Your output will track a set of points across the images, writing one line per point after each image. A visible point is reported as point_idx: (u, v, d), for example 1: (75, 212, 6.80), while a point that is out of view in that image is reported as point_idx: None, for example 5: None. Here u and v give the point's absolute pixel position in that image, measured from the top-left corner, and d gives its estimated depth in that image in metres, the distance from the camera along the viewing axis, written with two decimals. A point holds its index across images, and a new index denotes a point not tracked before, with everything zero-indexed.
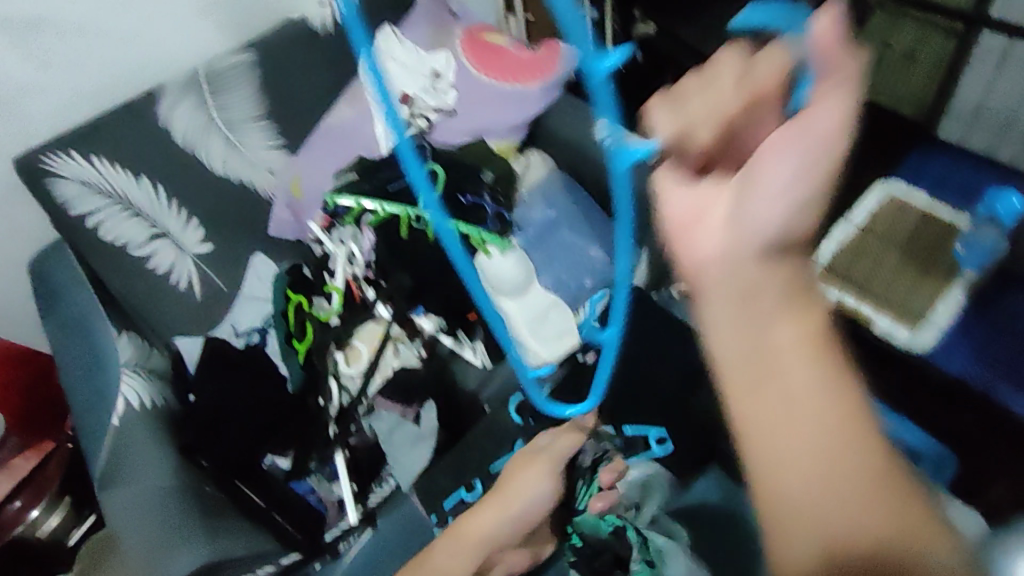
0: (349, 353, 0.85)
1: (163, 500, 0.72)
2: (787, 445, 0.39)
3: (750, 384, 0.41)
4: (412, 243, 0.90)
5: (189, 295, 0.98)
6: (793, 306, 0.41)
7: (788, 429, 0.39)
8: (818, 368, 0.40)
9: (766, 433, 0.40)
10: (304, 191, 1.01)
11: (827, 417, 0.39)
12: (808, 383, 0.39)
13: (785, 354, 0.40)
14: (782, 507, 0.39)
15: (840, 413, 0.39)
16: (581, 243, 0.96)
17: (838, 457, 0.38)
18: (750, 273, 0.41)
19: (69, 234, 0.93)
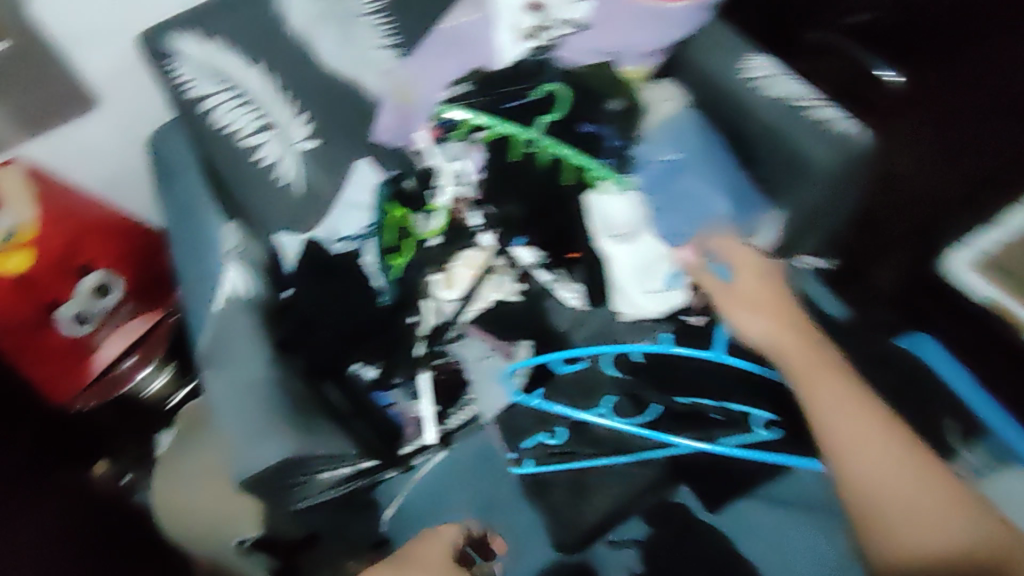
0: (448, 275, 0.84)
1: (260, 389, 0.75)
2: (875, 487, 0.70)
3: (828, 402, 0.74)
4: (521, 167, 0.84)
5: (290, 192, 0.94)
6: (810, 358, 0.77)
7: (868, 447, 0.72)
8: (857, 412, 0.73)
9: (882, 467, 0.71)
10: (414, 98, 0.96)
11: (898, 471, 0.71)
12: (849, 425, 0.73)
13: (848, 395, 0.74)
14: (883, 517, 0.70)
15: (887, 447, 0.72)
16: (704, 191, 0.87)
17: (916, 496, 0.70)
18: (830, 363, 0.76)
19: (186, 115, 0.94)
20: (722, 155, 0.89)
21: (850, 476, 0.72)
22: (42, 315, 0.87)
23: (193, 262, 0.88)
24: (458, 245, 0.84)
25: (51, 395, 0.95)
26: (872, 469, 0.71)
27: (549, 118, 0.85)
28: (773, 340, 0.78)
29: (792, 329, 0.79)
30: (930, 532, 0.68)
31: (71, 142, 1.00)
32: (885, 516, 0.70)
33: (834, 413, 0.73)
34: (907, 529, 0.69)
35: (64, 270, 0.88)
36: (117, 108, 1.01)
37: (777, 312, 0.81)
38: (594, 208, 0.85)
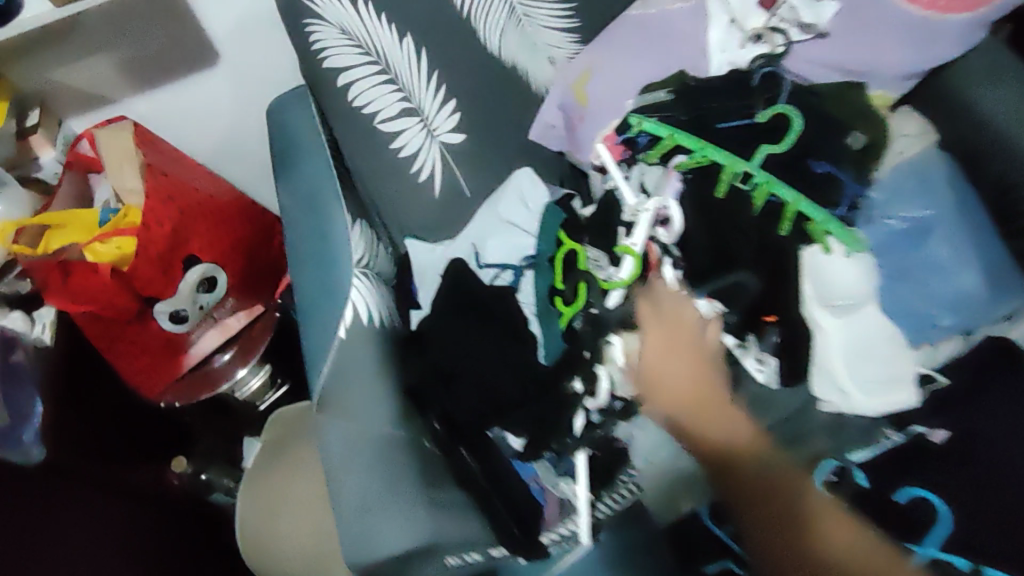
0: (633, 346, 0.66)
1: (382, 449, 0.64)
2: (719, 443, 0.59)
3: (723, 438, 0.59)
4: (729, 208, 0.68)
5: (429, 192, 0.81)
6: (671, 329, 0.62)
7: (724, 416, 0.60)
8: (692, 364, 0.62)
9: (713, 425, 0.60)
10: (591, 99, 0.78)
11: (723, 419, 0.60)
12: (684, 373, 0.61)
13: (695, 357, 0.62)
14: (746, 504, 0.57)
15: (711, 390, 0.60)
16: (954, 261, 0.67)
17: (759, 463, 0.58)
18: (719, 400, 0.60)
19: (319, 87, 0.79)
20: (980, 217, 0.69)
21: (688, 424, 0.60)
22: (139, 309, 0.75)
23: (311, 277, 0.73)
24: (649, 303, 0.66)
25: (141, 390, 0.83)
26: (705, 421, 0.59)
27: (769, 150, 0.67)
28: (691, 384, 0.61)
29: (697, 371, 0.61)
30: (832, 527, 0.54)
31: (186, 105, 0.88)
32: (740, 497, 0.57)
33: (656, 354, 0.62)
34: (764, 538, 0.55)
35: (166, 261, 0.74)
36: (242, 72, 0.87)
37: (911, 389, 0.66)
38: (812, 267, 0.67)
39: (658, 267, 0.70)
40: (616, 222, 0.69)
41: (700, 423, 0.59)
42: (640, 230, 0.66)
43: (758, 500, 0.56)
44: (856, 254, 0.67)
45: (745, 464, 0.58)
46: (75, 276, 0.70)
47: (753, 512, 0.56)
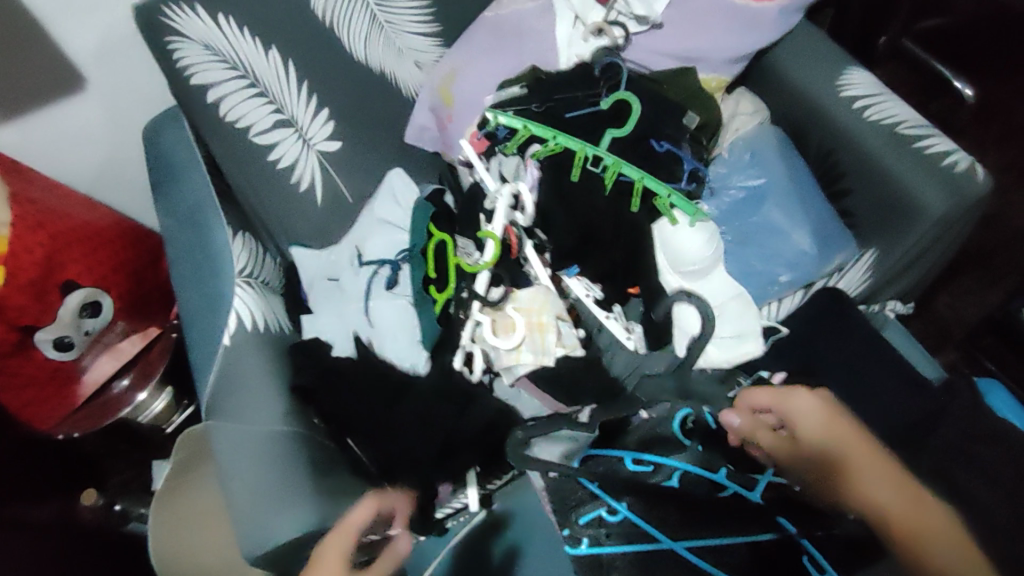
0: (502, 323, 0.73)
1: (274, 446, 0.67)
2: (862, 497, 0.57)
3: (875, 478, 0.58)
4: (583, 191, 0.74)
5: (310, 200, 0.83)
6: (749, 420, 0.66)
7: (881, 477, 0.58)
8: (841, 424, 0.63)
9: (874, 484, 0.57)
10: (457, 99, 0.81)
11: (878, 483, 0.57)
12: (833, 441, 0.62)
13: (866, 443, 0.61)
14: (846, 471, 0.59)
15: (873, 450, 0.61)
16: (787, 223, 0.75)
17: (924, 523, 0.54)
18: (859, 440, 0.61)
19: (189, 105, 0.79)
20: (807, 184, 0.76)
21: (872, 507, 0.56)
22: (17, 340, 0.74)
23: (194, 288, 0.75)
24: (512, 281, 0.75)
25: (33, 425, 0.83)
26: (827, 472, 0.61)
27: (611, 135, 0.73)
28: (833, 436, 0.62)
29: (847, 428, 0.63)
30: (938, 536, 0.53)
31: (53, 134, 0.86)
32: (821, 466, 0.61)
33: (795, 414, 0.64)
34: (876, 504, 0.56)
35: (40, 287, 0.73)
36: (109, 96, 0.87)
37: (826, 434, 0.62)
38: (663, 239, 0.75)
39: (518, 247, 0.75)
40: (479, 211, 0.77)
41: (817, 477, 0.61)
42: (499, 222, 0.72)
43: (836, 463, 0.60)
44: (700, 223, 0.74)
45: (850, 457, 0.60)
46: None
47: (863, 484, 0.58)
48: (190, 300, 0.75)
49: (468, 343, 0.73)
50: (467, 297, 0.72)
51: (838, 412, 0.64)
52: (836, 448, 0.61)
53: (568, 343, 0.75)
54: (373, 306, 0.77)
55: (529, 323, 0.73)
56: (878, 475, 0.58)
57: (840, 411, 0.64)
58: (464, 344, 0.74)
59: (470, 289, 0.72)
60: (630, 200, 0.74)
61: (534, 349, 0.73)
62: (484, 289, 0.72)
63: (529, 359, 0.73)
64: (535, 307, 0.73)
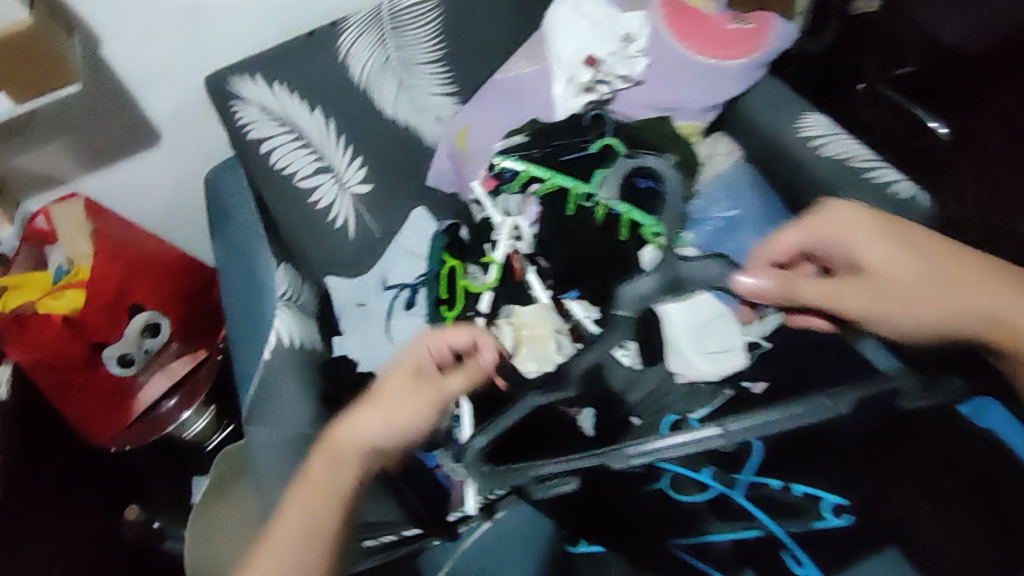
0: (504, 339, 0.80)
1: (301, 447, 0.76)
2: (904, 316, 0.68)
3: (911, 272, 0.68)
4: (578, 221, 0.84)
5: (343, 236, 0.95)
6: (783, 281, 0.70)
7: (924, 291, 0.67)
8: (893, 234, 0.70)
9: (1006, 296, 0.65)
10: (471, 147, 0.94)
11: (952, 292, 0.66)
12: (878, 288, 0.69)
13: (904, 259, 0.69)
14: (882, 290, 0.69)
15: (942, 248, 0.69)
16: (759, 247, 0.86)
17: (913, 279, 0.68)
18: (927, 244, 0.69)
19: (245, 156, 0.94)
20: (775, 214, 0.88)
21: (946, 318, 0.67)
22: (87, 355, 0.87)
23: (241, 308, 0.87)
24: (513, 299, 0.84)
25: (93, 436, 0.96)
26: (882, 300, 0.69)
27: (602, 173, 0.85)
28: (895, 269, 0.69)
29: (904, 248, 0.69)
30: (1020, 307, 0.64)
31: (129, 184, 1.02)
32: (868, 291, 0.70)
33: (842, 243, 0.71)
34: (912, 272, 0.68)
35: (113, 308, 0.87)
36: (177, 152, 1.03)
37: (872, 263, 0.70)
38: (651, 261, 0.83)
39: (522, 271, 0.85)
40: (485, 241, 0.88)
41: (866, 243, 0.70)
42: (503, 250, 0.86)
43: (876, 284, 0.69)
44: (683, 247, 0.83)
45: (873, 268, 0.70)
46: (29, 328, 0.80)
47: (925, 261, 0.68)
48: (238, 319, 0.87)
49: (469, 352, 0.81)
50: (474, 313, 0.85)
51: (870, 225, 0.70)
52: (922, 308, 0.67)
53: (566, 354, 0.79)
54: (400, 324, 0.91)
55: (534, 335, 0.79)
56: (934, 287, 0.67)
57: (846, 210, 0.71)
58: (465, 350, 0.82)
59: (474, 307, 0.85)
60: (619, 229, 0.83)
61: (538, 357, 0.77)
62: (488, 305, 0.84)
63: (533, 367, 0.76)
64: (534, 323, 0.79)
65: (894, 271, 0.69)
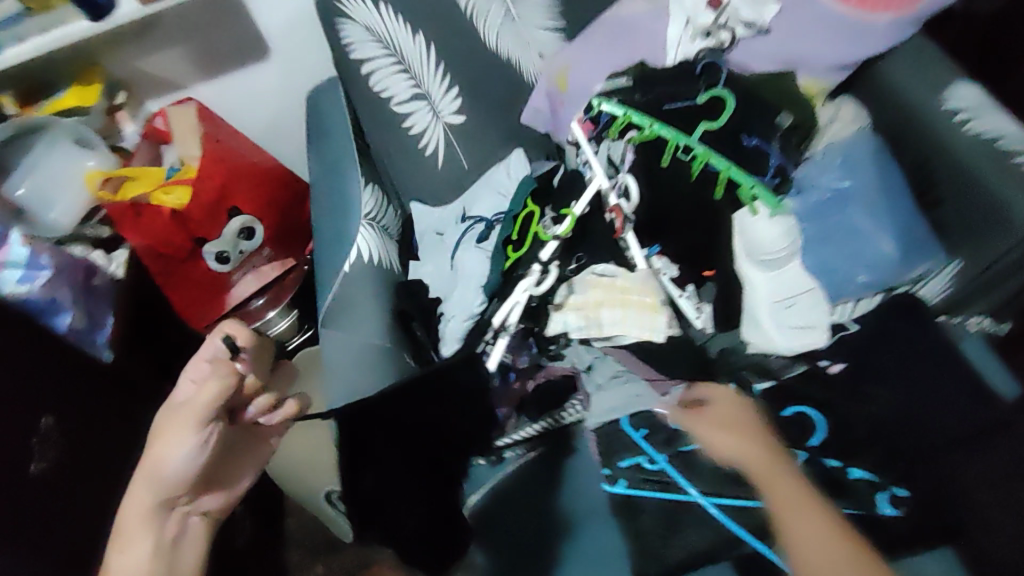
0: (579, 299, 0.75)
1: (371, 353, 0.78)
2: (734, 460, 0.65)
3: (799, 531, 0.58)
4: (672, 174, 0.80)
5: (432, 163, 0.97)
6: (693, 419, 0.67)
7: (734, 433, 0.66)
8: (749, 437, 0.65)
9: None
10: (570, 85, 0.91)
11: (809, 514, 0.59)
12: (725, 437, 0.65)
13: (802, 497, 0.60)
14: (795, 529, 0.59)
15: (769, 468, 0.63)
16: (874, 227, 0.77)
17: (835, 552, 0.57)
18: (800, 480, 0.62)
19: (346, 74, 0.95)
20: (896, 193, 0.79)
21: None
22: (190, 248, 0.93)
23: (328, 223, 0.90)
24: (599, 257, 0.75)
25: (191, 322, 1.02)
26: (721, 429, 0.66)
27: (704, 128, 0.79)
28: (754, 467, 0.63)
29: (769, 456, 0.64)
30: None
31: (241, 93, 1.07)
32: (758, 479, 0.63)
33: (710, 432, 0.66)
34: (784, 496, 0.61)
35: (214, 207, 0.92)
36: (287, 66, 1.06)
37: (753, 461, 0.64)
38: (742, 228, 0.79)
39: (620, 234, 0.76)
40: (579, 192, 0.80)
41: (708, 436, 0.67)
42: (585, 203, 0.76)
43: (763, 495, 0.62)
44: (779, 216, 0.78)
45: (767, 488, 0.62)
46: (144, 219, 0.88)
47: (804, 525, 0.58)
48: (324, 234, 0.89)
49: (518, 294, 0.76)
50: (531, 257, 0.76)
51: (749, 421, 0.66)
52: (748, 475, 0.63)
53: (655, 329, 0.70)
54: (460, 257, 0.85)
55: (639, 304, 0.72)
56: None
57: (749, 408, 0.68)
58: (514, 295, 0.77)
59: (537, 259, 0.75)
60: (715, 186, 0.79)
61: (641, 326, 0.71)
62: (548, 256, 0.75)
63: (633, 333, 0.71)
64: (639, 292, 0.72)
65: (819, 518, 0.59)
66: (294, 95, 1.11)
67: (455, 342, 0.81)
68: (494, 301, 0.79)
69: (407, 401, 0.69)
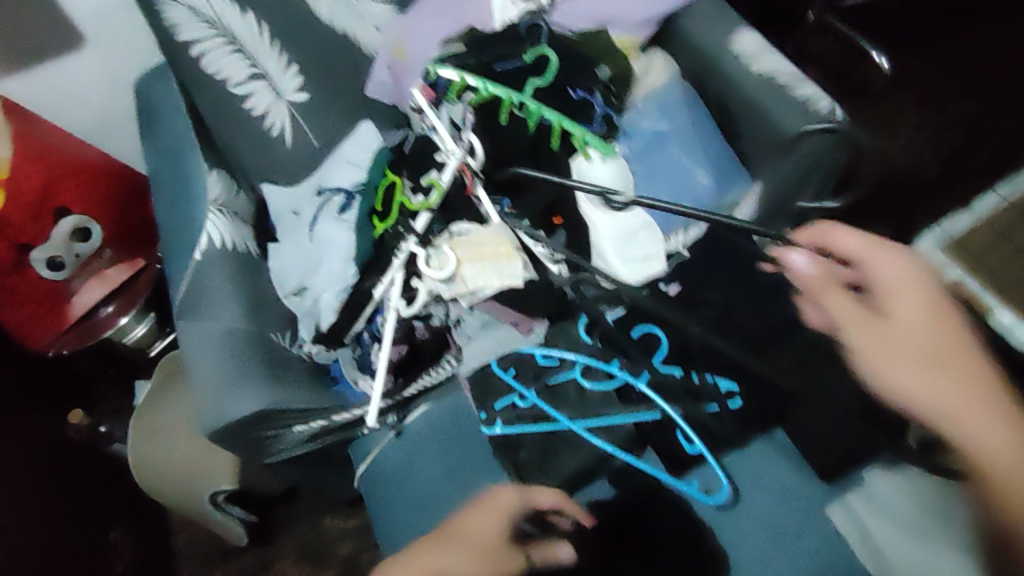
0: (440, 259, 0.78)
1: (230, 337, 0.78)
2: None
3: None
4: (510, 131, 0.85)
5: (281, 144, 0.95)
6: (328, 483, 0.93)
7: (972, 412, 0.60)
8: (953, 376, 0.61)
9: None
10: (409, 55, 0.93)
11: None
12: None
13: None
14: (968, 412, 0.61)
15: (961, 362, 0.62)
16: (689, 162, 0.87)
17: None
18: None
19: (175, 61, 0.93)
20: (709, 128, 0.89)
21: None
22: (15, 258, 0.84)
23: (172, 221, 0.88)
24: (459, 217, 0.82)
25: (26, 339, 0.91)
26: (877, 344, 0.65)
27: (536, 83, 0.84)
28: None
29: None
30: None
31: (67, 97, 1.00)
32: None
33: None
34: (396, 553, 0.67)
35: (38, 210, 0.86)
36: (108, 62, 1.00)
37: None
38: (580, 173, 0.86)
39: (473, 190, 0.82)
40: (431, 158, 0.84)
41: (883, 360, 0.64)
42: (449, 170, 0.81)
43: None
44: (611, 158, 0.85)
45: None
46: None
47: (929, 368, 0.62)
48: (170, 233, 0.88)
49: (394, 270, 0.79)
50: (403, 229, 0.80)
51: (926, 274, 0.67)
52: None
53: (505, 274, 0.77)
54: (316, 232, 0.87)
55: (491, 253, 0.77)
56: None
57: None
58: (391, 271, 0.79)
59: (408, 225, 0.80)
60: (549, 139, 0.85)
61: (500, 274, 0.77)
62: (423, 227, 0.79)
63: (496, 282, 0.77)
64: (494, 243, 0.78)
65: None
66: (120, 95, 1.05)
67: (331, 315, 0.82)
68: (368, 272, 0.81)
69: (253, 370, 0.76)
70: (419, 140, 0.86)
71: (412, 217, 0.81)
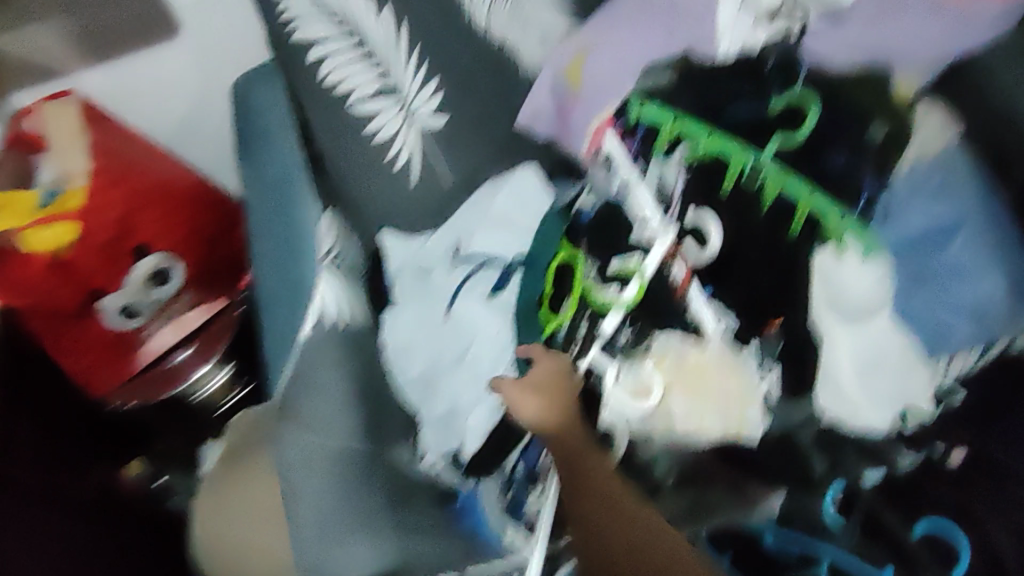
0: (638, 382, 0.58)
1: (341, 464, 0.60)
2: None
3: None
4: (738, 206, 0.57)
5: (405, 179, 0.73)
6: None
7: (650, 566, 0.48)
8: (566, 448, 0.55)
9: None
10: (587, 79, 0.68)
11: None
12: None
13: None
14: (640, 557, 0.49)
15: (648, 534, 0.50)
16: (972, 259, 0.49)
17: None
18: None
19: (290, 65, 0.73)
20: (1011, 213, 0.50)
21: None
22: (81, 302, 0.69)
23: (266, 278, 0.70)
24: (661, 322, 0.59)
25: (90, 387, 0.76)
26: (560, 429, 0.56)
27: (781, 138, 0.56)
28: None
29: None
30: None
31: (159, 99, 0.83)
32: None
33: None
34: None
35: (112, 250, 0.68)
36: (211, 60, 0.82)
37: None
38: (824, 276, 0.52)
39: (684, 290, 0.58)
40: (624, 237, 0.62)
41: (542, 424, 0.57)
42: (655, 257, 0.60)
43: None
44: (876, 253, 0.51)
45: None
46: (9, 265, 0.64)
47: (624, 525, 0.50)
48: (267, 300, 0.69)
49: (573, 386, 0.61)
50: (585, 333, 0.61)
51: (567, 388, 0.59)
52: None
53: (740, 418, 0.56)
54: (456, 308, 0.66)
55: (722, 386, 0.56)
56: None
57: None
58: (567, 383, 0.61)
59: (592, 325, 0.61)
60: (788, 221, 0.54)
61: (725, 419, 0.56)
62: (615, 331, 0.60)
63: (717, 427, 0.56)
64: (721, 376, 0.56)
65: None
66: (220, 100, 0.87)
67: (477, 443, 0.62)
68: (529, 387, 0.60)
69: (373, 508, 0.60)
70: (605, 204, 0.65)
71: (598, 316, 0.61)
